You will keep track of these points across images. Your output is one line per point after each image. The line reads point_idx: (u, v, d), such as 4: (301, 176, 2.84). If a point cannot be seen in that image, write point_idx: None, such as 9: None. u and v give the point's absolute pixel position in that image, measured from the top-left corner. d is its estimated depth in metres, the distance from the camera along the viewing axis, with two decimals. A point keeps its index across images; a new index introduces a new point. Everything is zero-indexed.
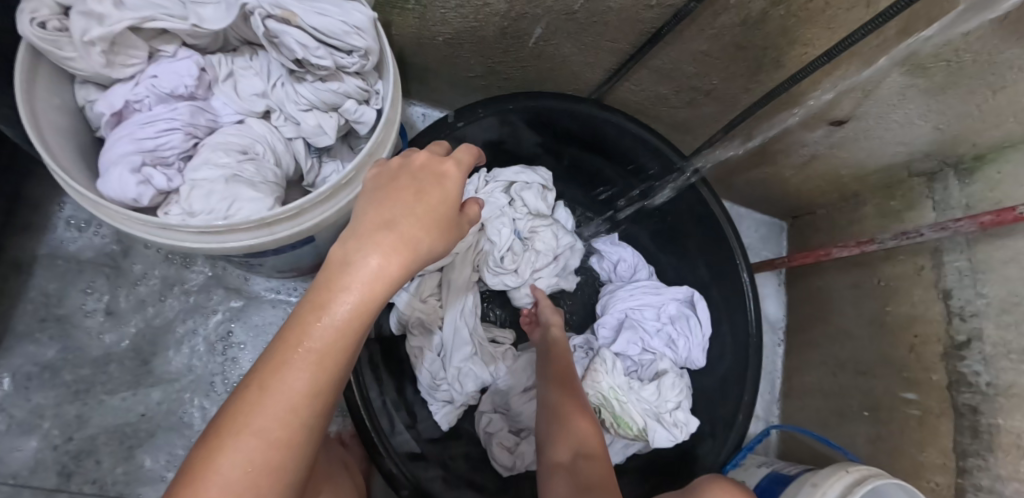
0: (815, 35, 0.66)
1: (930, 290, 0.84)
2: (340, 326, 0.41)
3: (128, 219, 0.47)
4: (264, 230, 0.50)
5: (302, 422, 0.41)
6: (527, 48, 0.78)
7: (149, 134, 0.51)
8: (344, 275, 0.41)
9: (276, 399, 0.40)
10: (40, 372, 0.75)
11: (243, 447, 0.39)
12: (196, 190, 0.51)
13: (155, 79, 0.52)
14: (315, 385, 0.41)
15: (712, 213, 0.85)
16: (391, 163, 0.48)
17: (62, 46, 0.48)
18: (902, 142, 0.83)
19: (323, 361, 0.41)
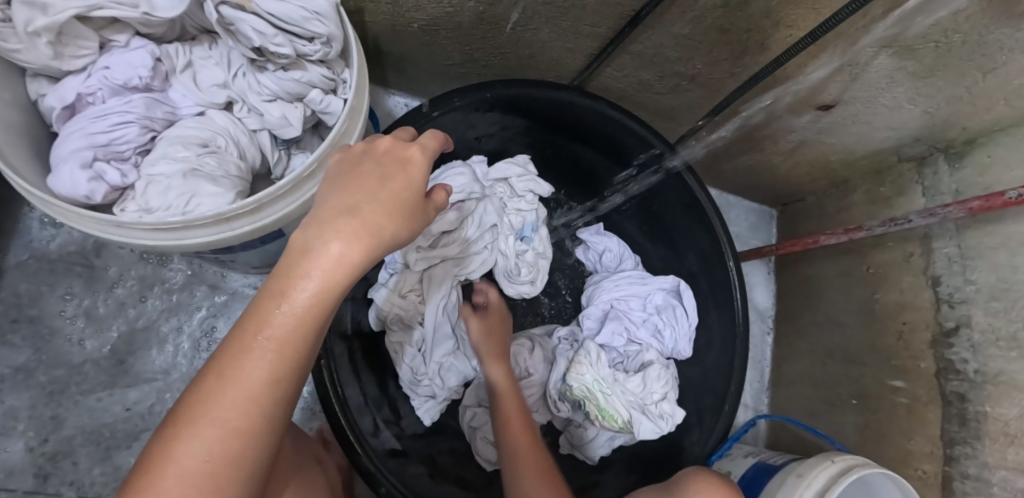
0: (798, 17, 0.64)
1: (919, 277, 0.83)
2: (301, 313, 0.39)
3: (78, 216, 0.45)
4: (224, 225, 0.48)
5: (263, 412, 0.39)
6: (505, 34, 0.76)
7: (102, 128, 0.49)
8: (304, 261, 0.39)
9: (234, 390, 0.38)
10: (14, 374, 0.73)
11: (200, 439, 0.38)
12: (153, 186, 0.49)
13: (107, 70, 0.50)
14: (275, 374, 0.39)
15: (698, 201, 0.83)
16: (354, 149, 0.46)
17: (7, 38, 0.46)
18: (890, 127, 0.81)
19: (283, 349, 0.39)
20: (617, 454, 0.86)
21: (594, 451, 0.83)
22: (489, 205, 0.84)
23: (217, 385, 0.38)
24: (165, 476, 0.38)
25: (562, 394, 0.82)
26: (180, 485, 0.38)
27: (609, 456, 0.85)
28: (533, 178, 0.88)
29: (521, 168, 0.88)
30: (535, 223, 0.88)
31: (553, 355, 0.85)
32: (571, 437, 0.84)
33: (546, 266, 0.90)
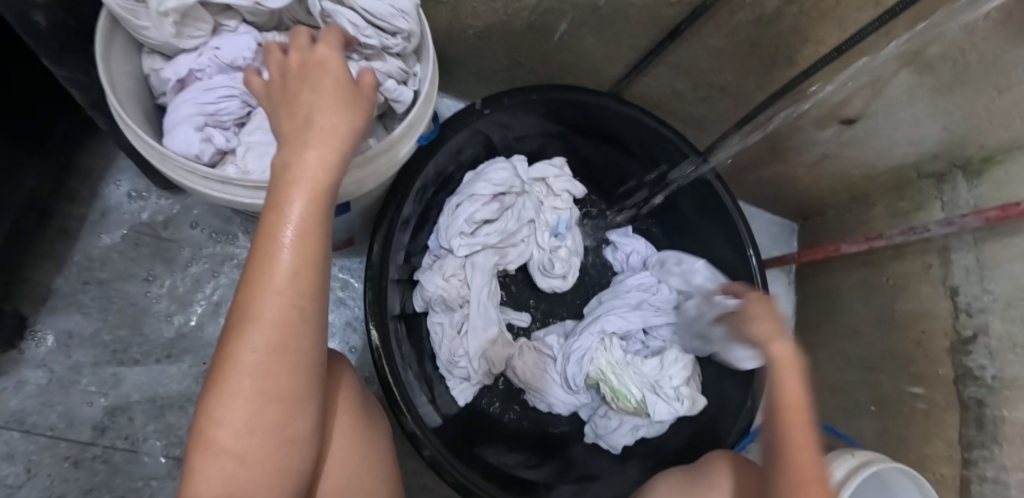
0: (825, 34, 0.70)
1: (938, 287, 0.86)
2: (306, 207, 0.41)
3: (187, 172, 0.51)
4: None
5: (301, 303, 0.42)
6: (552, 42, 0.83)
7: (210, 100, 0.56)
8: (291, 162, 0.42)
9: (263, 293, 0.41)
10: (81, 332, 0.78)
11: (248, 343, 0.41)
12: (251, 152, 0.56)
13: (217, 50, 0.57)
14: (300, 267, 0.41)
15: (723, 204, 0.88)
16: (278, 61, 0.47)
17: (138, 16, 0.52)
18: (911, 142, 0.86)
19: (303, 240, 0.41)
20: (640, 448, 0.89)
21: (618, 439, 0.86)
22: (528, 201, 0.90)
23: (248, 293, 0.40)
24: (229, 379, 0.41)
25: (580, 375, 0.86)
26: (244, 384, 0.41)
27: (633, 448, 0.89)
28: (569, 179, 0.95)
29: (558, 169, 0.94)
30: (569, 221, 0.94)
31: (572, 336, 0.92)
32: (595, 426, 0.88)
33: (576, 263, 0.95)
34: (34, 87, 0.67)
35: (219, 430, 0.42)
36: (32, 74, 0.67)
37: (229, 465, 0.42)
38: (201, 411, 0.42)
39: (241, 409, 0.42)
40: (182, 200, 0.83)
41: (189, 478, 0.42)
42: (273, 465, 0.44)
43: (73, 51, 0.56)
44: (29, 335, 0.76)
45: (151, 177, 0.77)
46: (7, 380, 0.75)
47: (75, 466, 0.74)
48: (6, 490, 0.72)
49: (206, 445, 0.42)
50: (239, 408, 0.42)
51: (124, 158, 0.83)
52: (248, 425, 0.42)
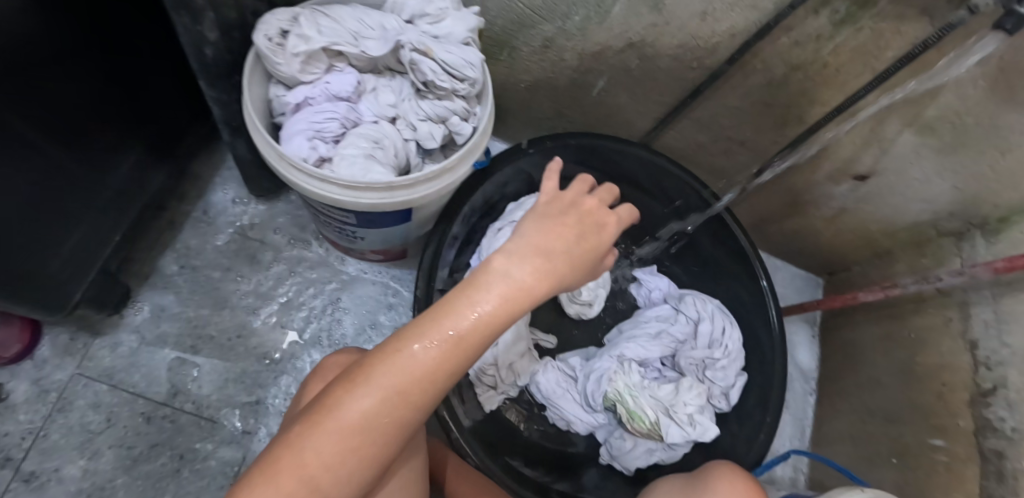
0: (831, 96, 0.80)
1: (958, 340, 0.88)
2: (478, 325, 0.51)
3: (296, 170, 0.67)
4: (388, 193, 0.68)
5: (428, 387, 0.51)
6: (591, 97, 0.95)
7: (318, 120, 0.72)
8: (499, 282, 0.52)
9: (407, 366, 0.50)
10: (171, 308, 0.91)
11: (370, 398, 0.49)
12: (343, 161, 0.70)
13: (328, 84, 0.73)
14: (443, 362, 0.51)
15: (742, 247, 0.96)
16: (560, 197, 0.61)
17: (276, 55, 0.69)
18: (924, 199, 0.92)
19: (461, 343, 0.51)
20: (654, 474, 0.92)
21: (631, 461, 0.89)
22: None
23: (394, 353, 0.50)
24: (337, 419, 0.49)
25: (599, 394, 0.91)
26: (348, 427, 0.49)
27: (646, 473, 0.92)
28: None
29: None
30: None
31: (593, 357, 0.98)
32: (610, 447, 0.91)
33: (601, 294, 1.02)
34: (174, 106, 0.86)
35: (313, 451, 0.49)
36: (175, 95, 0.85)
37: (298, 490, 0.48)
38: (303, 426, 0.49)
39: (331, 447, 0.49)
40: (268, 207, 0.98)
41: (264, 470, 0.48)
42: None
43: (223, 77, 0.73)
44: (131, 305, 0.91)
45: (250, 185, 0.93)
46: (106, 340, 0.89)
47: (147, 421, 0.86)
48: (88, 434, 0.84)
49: (292, 451, 0.49)
50: (331, 441, 0.49)
51: (229, 170, 1.00)
52: (332, 463, 0.49)
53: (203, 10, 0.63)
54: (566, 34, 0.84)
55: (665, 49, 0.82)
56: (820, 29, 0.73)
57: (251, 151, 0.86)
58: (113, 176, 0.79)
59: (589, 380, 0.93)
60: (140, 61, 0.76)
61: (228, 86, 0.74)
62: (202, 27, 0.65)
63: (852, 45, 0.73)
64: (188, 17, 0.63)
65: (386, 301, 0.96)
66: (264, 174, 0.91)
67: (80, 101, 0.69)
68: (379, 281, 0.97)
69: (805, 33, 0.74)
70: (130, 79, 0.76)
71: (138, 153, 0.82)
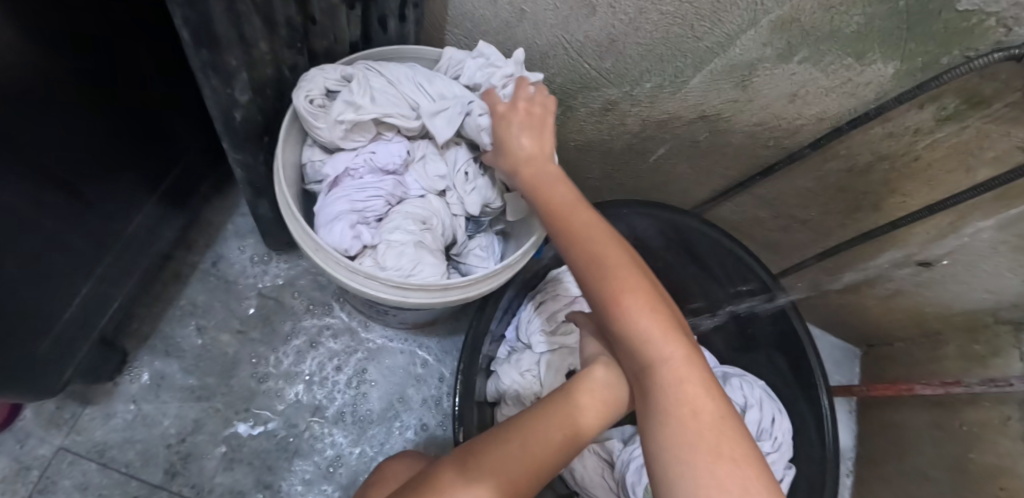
0: (915, 189, 0.73)
1: (1018, 442, 0.82)
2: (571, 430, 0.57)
3: (337, 264, 0.56)
4: (441, 291, 0.58)
5: (547, 475, 0.56)
6: (647, 163, 0.88)
7: (361, 198, 0.63)
8: (595, 389, 0.59)
9: (510, 458, 0.55)
10: (173, 374, 0.82)
11: (481, 488, 0.54)
12: (389, 250, 0.61)
13: (373, 154, 0.65)
14: (539, 459, 0.56)
15: (796, 333, 0.88)
16: None
17: (317, 119, 0.60)
18: (990, 290, 0.85)
19: (577, 436, 0.57)
20: None
21: None
22: None
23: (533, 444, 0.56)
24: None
25: (638, 487, 0.81)
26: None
27: None
28: None
29: None
30: None
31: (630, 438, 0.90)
32: None
33: None
34: (186, 153, 0.76)
35: None
36: (185, 141, 0.74)
37: None
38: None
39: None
40: (289, 265, 0.90)
41: None
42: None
43: (253, 141, 0.62)
44: (127, 370, 0.81)
45: (267, 241, 0.84)
46: (98, 410, 0.79)
47: None
48: None
49: None
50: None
51: (243, 217, 0.91)
52: None
53: (237, 70, 0.53)
54: (631, 99, 0.76)
55: (740, 125, 0.74)
56: (921, 122, 0.65)
57: (273, 211, 0.76)
58: (115, 241, 0.69)
59: (627, 469, 0.84)
60: (149, 106, 0.66)
61: (256, 149, 0.64)
62: (233, 90, 0.55)
63: (951, 142, 0.66)
64: (218, 78, 0.53)
65: (413, 373, 0.88)
66: (285, 231, 0.82)
67: (74, 158, 0.59)
68: (406, 350, 0.89)
69: (902, 125, 0.67)
70: (135, 127, 0.65)
71: (145, 211, 0.72)
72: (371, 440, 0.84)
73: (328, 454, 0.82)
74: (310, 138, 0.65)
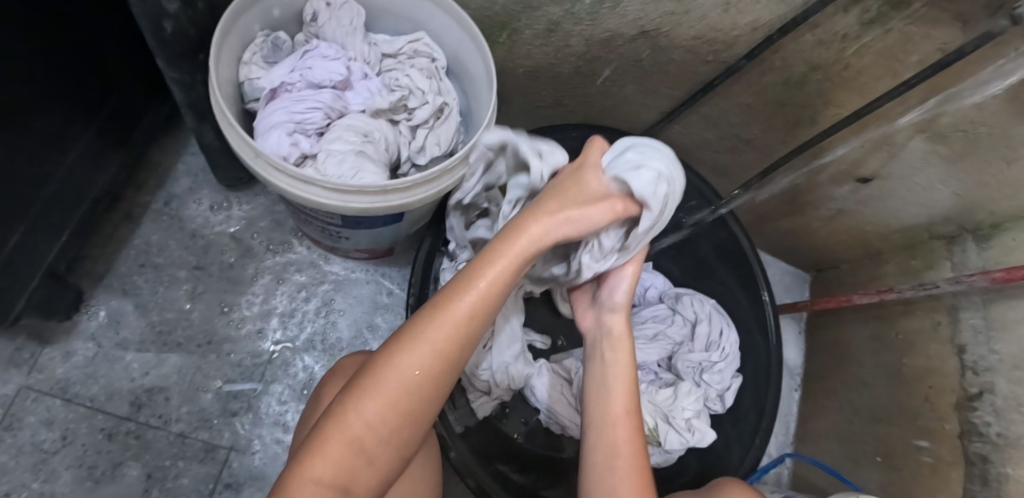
0: (847, 98, 0.76)
1: (946, 344, 0.88)
2: (478, 301, 0.48)
3: (276, 170, 0.59)
4: (381, 195, 0.61)
5: (458, 348, 0.48)
6: (595, 86, 0.90)
7: (299, 110, 0.66)
8: (502, 253, 0.48)
9: (418, 340, 0.47)
10: (133, 310, 0.83)
11: (395, 368, 0.46)
12: (330, 158, 0.65)
13: (310, 71, 0.68)
14: (451, 338, 0.47)
15: (741, 249, 0.95)
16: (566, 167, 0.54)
17: (251, 70, 0.67)
18: (923, 204, 0.90)
19: (483, 299, 0.48)
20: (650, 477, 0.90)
21: None
22: None
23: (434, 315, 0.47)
24: (344, 428, 0.45)
25: None
26: (352, 440, 0.45)
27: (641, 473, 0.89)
28: None
29: None
30: None
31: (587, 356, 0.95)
32: None
33: None
34: (128, 81, 0.75)
35: (359, 423, 0.45)
36: (128, 71, 0.74)
37: (347, 458, 0.45)
38: (347, 398, 0.46)
39: (328, 471, 0.45)
40: (249, 204, 0.90)
41: (315, 441, 0.45)
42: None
43: (187, 56, 0.65)
44: (83, 309, 0.82)
45: (220, 174, 0.85)
46: (57, 349, 0.80)
47: (109, 439, 0.78)
48: (42, 455, 0.76)
49: (341, 423, 0.45)
50: (344, 455, 0.45)
51: (193, 156, 0.91)
52: (377, 426, 0.46)
53: None
54: (574, 18, 0.76)
55: (680, 39, 0.76)
56: (847, 28, 0.68)
57: (219, 139, 0.78)
58: (58, 170, 0.69)
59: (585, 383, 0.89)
60: (87, 31, 0.66)
61: (191, 67, 0.66)
62: None
63: (877, 47, 0.69)
64: None
65: (378, 302, 0.90)
66: (236, 163, 0.83)
67: (18, 82, 0.59)
68: (370, 280, 0.91)
69: (832, 31, 0.69)
70: (77, 51, 0.65)
71: (88, 142, 0.72)
72: None
73: (298, 377, 0.85)
74: (246, 56, 0.67)
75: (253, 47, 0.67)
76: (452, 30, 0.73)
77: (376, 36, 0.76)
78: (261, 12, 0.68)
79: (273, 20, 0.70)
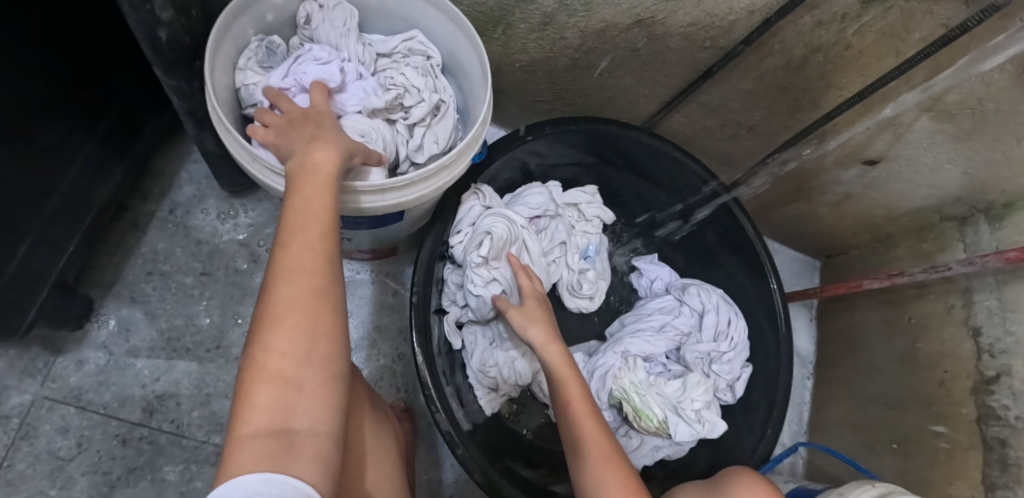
0: (849, 79, 0.75)
1: (960, 327, 0.86)
2: (321, 211, 0.49)
3: (272, 173, 0.59)
4: (378, 195, 0.61)
5: (325, 258, 0.47)
6: (593, 78, 0.90)
7: None
8: (317, 171, 0.51)
9: (289, 266, 0.45)
10: (143, 317, 0.85)
11: (284, 298, 0.44)
12: None
13: (304, 75, 0.68)
14: (318, 247, 0.47)
15: (747, 235, 0.92)
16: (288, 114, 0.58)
17: (247, 76, 0.67)
18: (932, 186, 0.88)
19: (322, 213, 0.49)
20: (661, 470, 0.89)
21: (637, 459, 0.87)
22: (560, 224, 0.94)
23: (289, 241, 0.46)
24: (264, 371, 0.43)
25: (603, 392, 0.87)
26: (275, 377, 0.42)
27: (652, 466, 0.89)
28: (600, 205, 0.98)
29: (590, 197, 0.98)
30: (597, 247, 0.97)
31: (593, 350, 0.95)
32: None
33: (603, 285, 0.98)
34: (129, 91, 0.76)
35: (273, 361, 0.43)
36: (128, 82, 0.75)
37: (279, 402, 0.42)
38: (252, 349, 0.44)
39: (264, 418, 0.41)
40: (253, 210, 0.91)
41: (243, 405, 0.42)
42: (318, 476, 0.41)
43: (182, 65, 0.65)
44: (94, 318, 0.83)
45: (223, 181, 0.85)
46: (70, 358, 0.81)
47: (123, 445, 0.79)
48: (58, 462, 0.77)
49: (258, 373, 0.43)
50: (276, 396, 0.42)
51: (196, 164, 0.92)
52: (293, 356, 0.43)
53: None
54: (568, 10, 0.76)
55: (676, 27, 0.75)
56: (847, 7, 0.66)
57: (220, 145, 0.78)
58: (64, 182, 0.70)
59: (593, 375, 0.89)
60: (86, 44, 0.66)
61: (188, 74, 0.67)
62: (153, 6, 0.57)
63: (878, 26, 0.67)
64: None
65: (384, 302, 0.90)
66: (238, 168, 0.84)
67: (19, 96, 0.60)
68: (374, 280, 0.93)
69: (830, 12, 0.68)
70: (77, 64, 0.66)
71: (90, 153, 0.73)
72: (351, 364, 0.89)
73: None
74: (241, 62, 0.67)
75: (247, 53, 0.68)
76: (446, 28, 0.73)
77: (370, 37, 0.76)
78: (255, 17, 0.68)
79: (266, 24, 0.71)
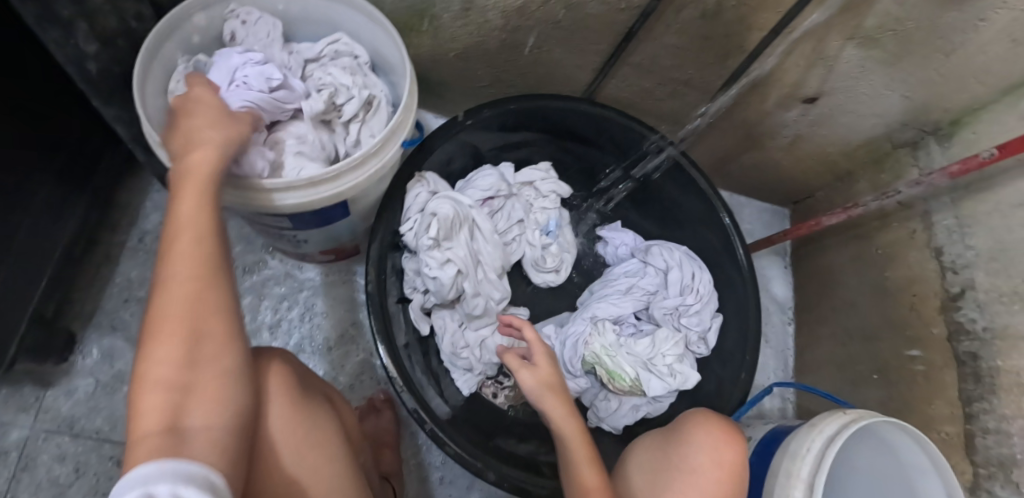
0: (765, 19, 0.76)
1: (924, 250, 0.86)
2: (194, 216, 0.52)
3: None
4: (311, 189, 0.64)
5: (202, 260, 0.50)
6: (525, 56, 0.92)
7: None
8: (193, 177, 0.54)
9: (166, 277, 0.49)
10: (125, 343, 0.88)
11: (162, 307, 0.48)
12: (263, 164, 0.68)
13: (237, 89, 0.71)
14: (193, 251, 0.50)
15: (696, 183, 0.92)
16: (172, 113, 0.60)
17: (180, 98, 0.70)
18: (875, 113, 0.89)
19: (197, 218, 0.52)
20: (643, 429, 0.90)
21: (618, 421, 0.88)
22: (516, 203, 0.97)
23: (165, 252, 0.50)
24: (149, 378, 0.46)
25: (576, 359, 0.89)
26: (161, 383, 0.46)
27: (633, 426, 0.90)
28: (555, 180, 1.00)
29: (544, 174, 1.00)
30: (558, 220, 0.99)
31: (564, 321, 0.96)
32: (596, 410, 0.90)
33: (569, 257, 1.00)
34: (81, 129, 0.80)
35: (156, 368, 0.46)
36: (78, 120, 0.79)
37: (167, 405, 0.45)
38: (140, 361, 0.47)
39: (156, 420, 0.45)
40: None
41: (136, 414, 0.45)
42: (211, 463, 0.44)
43: (117, 94, 0.69)
44: (77, 350, 0.87)
45: None
46: (60, 388, 0.85)
47: (118, 465, 0.83)
48: (58, 488, 0.81)
49: (145, 381, 0.46)
50: (162, 398, 0.45)
51: (159, 192, 0.95)
52: (174, 360, 0.47)
53: (69, 19, 0.58)
54: None
55: None
56: None
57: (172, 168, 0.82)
58: (27, 221, 0.74)
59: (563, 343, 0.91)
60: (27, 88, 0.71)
61: (125, 102, 0.70)
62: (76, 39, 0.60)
63: None
64: (56, 30, 0.58)
65: None
66: None
67: None
68: (342, 278, 0.96)
69: None
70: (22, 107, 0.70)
71: (50, 192, 0.77)
72: (328, 362, 0.92)
73: None
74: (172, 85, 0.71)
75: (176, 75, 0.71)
76: (364, 24, 0.76)
77: (296, 45, 0.79)
78: (179, 40, 0.72)
79: (193, 46, 0.74)
